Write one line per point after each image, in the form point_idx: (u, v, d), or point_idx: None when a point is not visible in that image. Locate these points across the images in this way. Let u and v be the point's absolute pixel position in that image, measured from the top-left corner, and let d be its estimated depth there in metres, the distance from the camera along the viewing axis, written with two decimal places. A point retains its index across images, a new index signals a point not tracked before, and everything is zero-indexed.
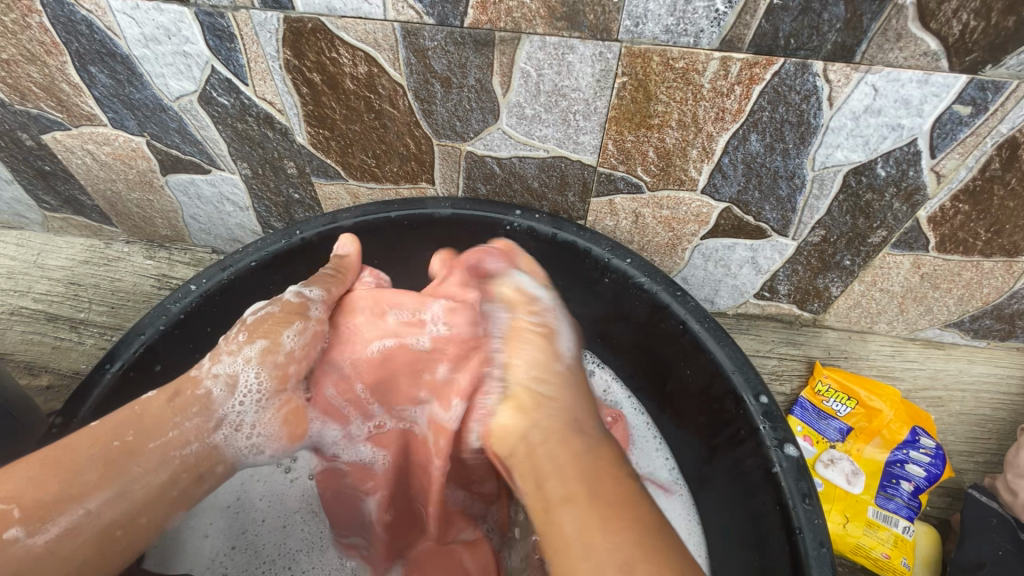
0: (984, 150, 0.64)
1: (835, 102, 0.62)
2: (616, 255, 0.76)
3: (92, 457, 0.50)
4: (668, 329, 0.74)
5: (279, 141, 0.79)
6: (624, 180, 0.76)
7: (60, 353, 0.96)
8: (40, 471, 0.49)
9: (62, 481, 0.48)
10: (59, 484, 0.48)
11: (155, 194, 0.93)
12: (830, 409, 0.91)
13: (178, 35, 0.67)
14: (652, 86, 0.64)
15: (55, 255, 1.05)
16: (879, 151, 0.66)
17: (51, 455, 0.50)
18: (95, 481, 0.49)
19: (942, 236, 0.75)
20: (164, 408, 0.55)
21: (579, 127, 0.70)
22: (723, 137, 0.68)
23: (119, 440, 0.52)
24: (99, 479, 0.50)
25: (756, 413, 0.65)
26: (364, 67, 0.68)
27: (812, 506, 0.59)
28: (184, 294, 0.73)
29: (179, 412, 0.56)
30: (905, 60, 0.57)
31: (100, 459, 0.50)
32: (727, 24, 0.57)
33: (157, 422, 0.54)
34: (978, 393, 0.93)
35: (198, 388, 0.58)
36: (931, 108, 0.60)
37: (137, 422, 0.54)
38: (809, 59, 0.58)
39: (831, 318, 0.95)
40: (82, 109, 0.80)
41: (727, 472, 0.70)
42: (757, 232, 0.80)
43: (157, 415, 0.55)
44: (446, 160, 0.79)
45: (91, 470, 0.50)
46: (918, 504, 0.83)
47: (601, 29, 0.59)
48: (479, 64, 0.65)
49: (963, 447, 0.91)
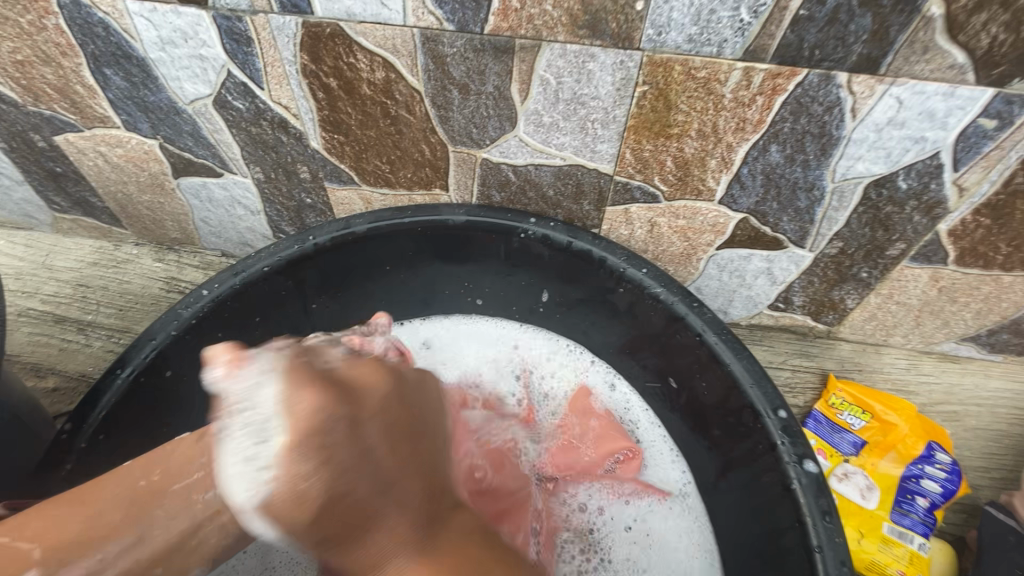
0: (1008, 164, 0.63)
1: (858, 113, 0.61)
2: (631, 265, 0.75)
3: (118, 497, 0.54)
4: (684, 340, 0.73)
5: (293, 146, 0.79)
6: (641, 189, 0.75)
7: (67, 355, 0.95)
8: (71, 507, 0.52)
9: (86, 521, 0.51)
10: (82, 524, 0.51)
11: (166, 196, 0.93)
12: (844, 422, 0.90)
13: (195, 39, 0.67)
14: (673, 95, 0.63)
15: (64, 256, 1.04)
16: (901, 164, 0.65)
17: (85, 493, 0.54)
18: (118, 522, 0.52)
19: (962, 249, 0.75)
20: (190, 447, 0.57)
21: (597, 135, 0.69)
22: (743, 148, 0.68)
23: (145, 482, 0.55)
24: (120, 523, 0.52)
25: (774, 428, 0.63)
26: (381, 73, 0.67)
27: (833, 523, 0.58)
28: (195, 298, 0.72)
29: (204, 452, 0.56)
30: (931, 73, 0.56)
31: (126, 500, 0.54)
32: (752, 35, 0.56)
33: (182, 464, 0.56)
34: (993, 408, 0.92)
35: None
36: (955, 122, 0.60)
37: (163, 462, 0.56)
38: (833, 70, 0.58)
39: (845, 330, 0.94)
40: (96, 111, 0.79)
41: (743, 486, 0.69)
42: (774, 243, 0.79)
43: (184, 455, 0.56)
44: (461, 167, 0.78)
45: (113, 512, 0.53)
46: (933, 521, 0.82)
47: (624, 37, 0.59)
48: (498, 71, 0.64)
49: (979, 463, 0.90)
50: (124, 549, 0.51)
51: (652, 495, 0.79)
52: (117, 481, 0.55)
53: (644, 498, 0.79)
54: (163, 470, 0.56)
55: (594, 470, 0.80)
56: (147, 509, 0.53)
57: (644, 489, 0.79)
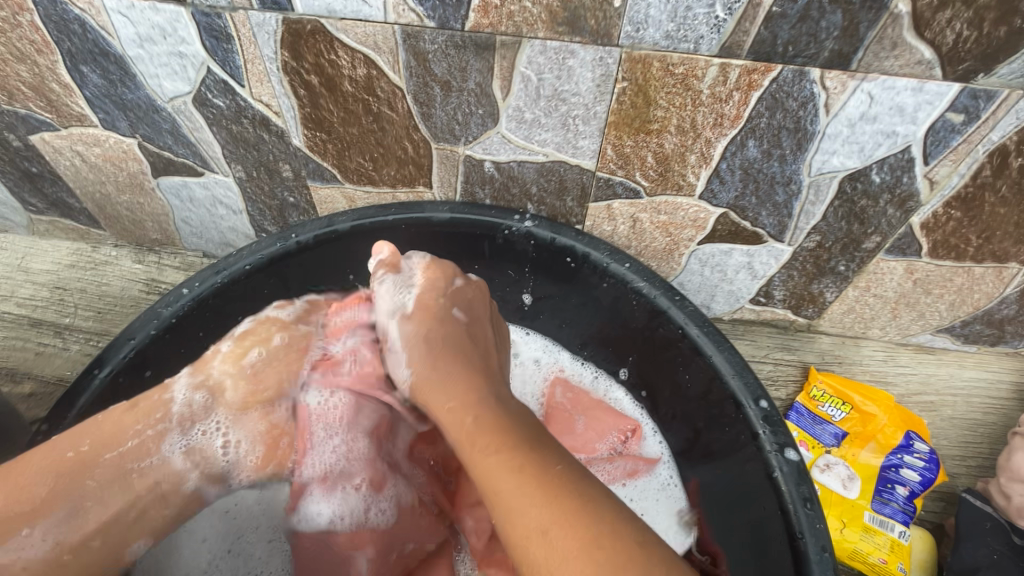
0: (976, 157, 0.65)
1: (831, 108, 0.62)
2: (614, 259, 0.75)
3: (53, 488, 0.51)
4: (667, 333, 0.74)
5: (275, 144, 0.79)
6: (622, 185, 0.76)
7: (44, 359, 0.93)
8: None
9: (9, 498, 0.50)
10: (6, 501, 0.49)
11: (146, 197, 0.92)
12: (825, 413, 0.92)
13: (173, 35, 0.66)
14: (652, 91, 0.64)
15: (40, 258, 1.02)
16: (874, 158, 0.67)
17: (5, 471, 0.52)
18: (54, 500, 0.50)
19: (935, 242, 0.76)
20: (124, 417, 0.56)
21: (579, 131, 0.70)
22: (721, 143, 0.69)
23: (72, 451, 0.53)
24: (46, 494, 0.50)
25: (756, 418, 0.64)
26: (363, 70, 0.67)
27: (813, 510, 0.59)
28: (176, 297, 0.71)
29: (143, 417, 0.57)
30: (900, 68, 0.58)
31: (62, 487, 0.51)
32: (727, 31, 0.58)
33: (114, 431, 0.55)
34: (969, 397, 0.94)
35: (163, 393, 0.59)
36: (924, 116, 0.62)
37: (93, 431, 0.55)
38: (806, 66, 0.59)
39: (826, 323, 0.96)
40: (72, 109, 0.78)
41: (724, 476, 0.71)
42: (754, 237, 0.80)
43: (116, 423, 0.56)
44: (444, 164, 0.78)
45: (38, 486, 0.50)
46: (912, 509, 0.84)
47: (603, 34, 0.60)
48: (479, 68, 0.65)
49: (956, 451, 0.92)
50: (84, 515, 0.52)
51: (641, 474, 0.81)
52: (53, 458, 0.52)
53: (634, 477, 0.81)
54: (94, 445, 0.54)
55: (583, 447, 0.83)
56: (95, 474, 0.52)
57: (632, 466, 0.81)
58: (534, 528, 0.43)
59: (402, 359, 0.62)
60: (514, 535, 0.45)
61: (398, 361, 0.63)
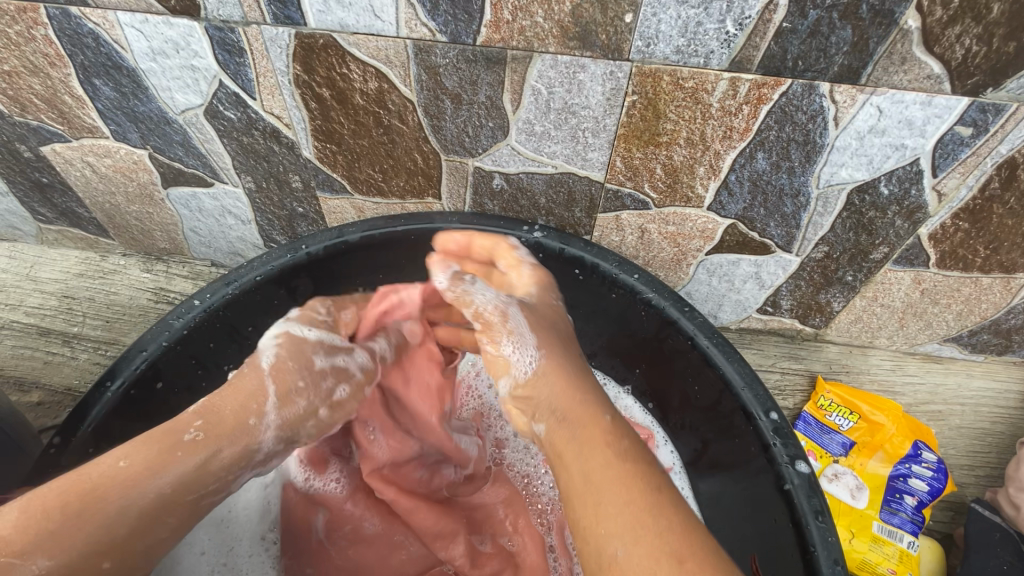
0: (985, 170, 0.65)
1: (841, 121, 0.63)
2: (623, 270, 0.75)
3: (117, 503, 0.46)
4: (676, 344, 0.74)
5: (285, 155, 0.79)
6: (631, 196, 0.76)
7: (52, 368, 0.93)
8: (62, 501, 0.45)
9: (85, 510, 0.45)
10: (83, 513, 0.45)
11: (155, 207, 0.92)
12: (833, 423, 0.92)
13: (187, 49, 0.67)
14: (662, 104, 0.64)
15: (49, 267, 1.02)
16: (883, 170, 0.67)
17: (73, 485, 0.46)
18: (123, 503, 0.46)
19: (943, 252, 0.77)
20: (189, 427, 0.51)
21: (588, 144, 0.70)
22: (730, 155, 0.69)
23: (126, 463, 0.47)
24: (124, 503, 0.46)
25: (766, 430, 0.64)
26: (374, 83, 0.68)
27: (825, 523, 0.59)
28: (187, 309, 0.71)
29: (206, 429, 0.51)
30: (909, 83, 0.58)
31: (125, 504, 0.46)
32: (737, 46, 0.58)
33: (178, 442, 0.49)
34: (977, 407, 0.94)
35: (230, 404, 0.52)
36: (933, 129, 0.62)
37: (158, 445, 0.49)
38: (816, 80, 0.60)
39: (832, 333, 0.96)
40: (84, 121, 0.79)
41: (734, 487, 0.70)
42: (762, 248, 0.81)
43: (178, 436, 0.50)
44: (453, 175, 0.79)
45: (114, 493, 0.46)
46: (921, 519, 0.84)
47: (613, 48, 0.60)
48: (490, 81, 0.65)
49: (964, 461, 0.92)
50: (136, 536, 0.47)
51: None
52: (107, 478, 0.46)
53: None
54: (149, 463, 0.48)
55: None
56: (153, 490, 0.47)
57: None
58: (643, 515, 0.46)
59: (523, 344, 0.57)
60: (598, 525, 0.47)
61: (509, 347, 0.56)
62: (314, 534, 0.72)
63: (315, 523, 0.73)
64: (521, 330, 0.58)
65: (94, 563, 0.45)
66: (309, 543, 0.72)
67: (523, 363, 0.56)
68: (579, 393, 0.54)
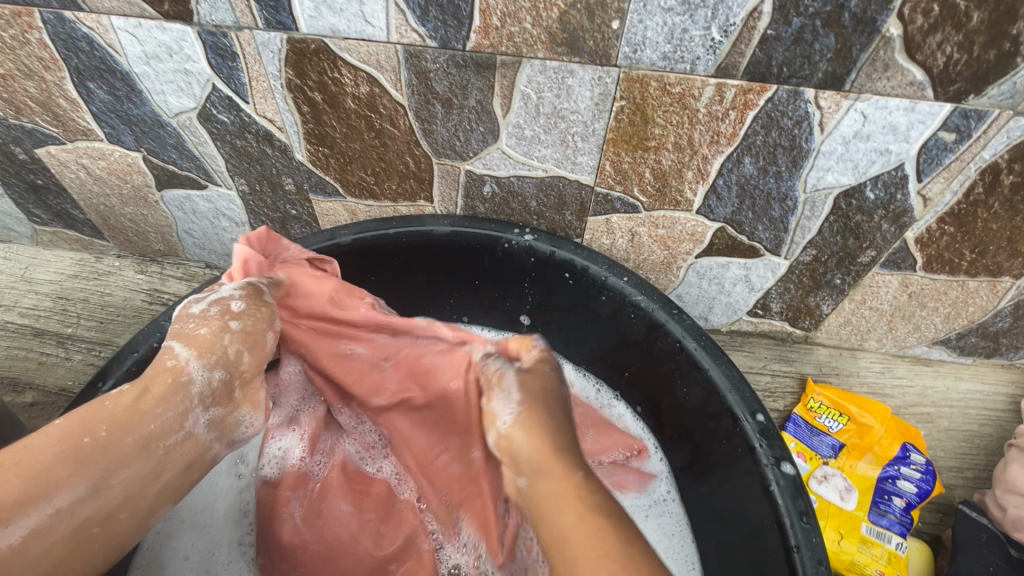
0: (968, 175, 0.66)
1: (826, 127, 0.64)
2: (612, 273, 0.76)
3: (57, 456, 0.45)
4: (665, 347, 0.74)
5: (278, 158, 0.80)
6: (621, 200, 0.77)
7: (46, 369, 0.94)
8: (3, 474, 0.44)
9: (26, 479, 0.43)
10: (23, 483, 0.43)
11: (150, 209, 0.93)
12: (822, 425, 0.93)
13: (180, 54, 0.67)
14: (649, 109, 0.65)
15: (44, 268, 1.03)
16: (868, 175, 0.68)
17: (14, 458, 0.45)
18: (67, 476, 0.44)
19: (930, 256, 0.77)
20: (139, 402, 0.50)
21: (578, 148, 0.71)
22: (718, 160, 0.70)
23: (58, 419, 0.47)
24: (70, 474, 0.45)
25: (752, 432, 0.65)
26: (365, 87, 0.68)
27: (809, 524, 0.59)
28: (179, 310, 0.72)
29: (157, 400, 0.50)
30: (892, 89, 0.59)
31: (65, 455, 0.45)
32: (723, 52, 0.59)
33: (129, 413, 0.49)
34: (965, 409, 0.95)
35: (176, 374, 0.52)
36: (917, 135, 0.63)
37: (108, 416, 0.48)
38: (801, 86, 0.60)
39: (822, 335, 0.96)
40: (78, 124, 0.79)
41: (721, 489, 0.71)
42: (751, 251, 0.81)
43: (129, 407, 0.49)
44: (445, 179, 0.79)
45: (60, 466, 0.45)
46: (910, 521, 0.84)
47: (601, 54, 0.61)
48: (480, 86, 0.66)
49: (952, 463, 0.92)
50: (94, 482, 0.45)
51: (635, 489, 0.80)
52: (44, 435, 0.46)
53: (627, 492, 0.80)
54: (81, 414, 0.48)
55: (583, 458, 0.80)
56: (90, 435, 0.47)
57: (627, 480, 0.80)
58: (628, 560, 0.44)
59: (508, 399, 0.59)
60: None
61: (498, 401, 0.59)
62: (291, 520, 0.64)
63: (290, 509, 0.65)
64: (510, 388, 0.60)
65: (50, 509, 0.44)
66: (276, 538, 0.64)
67: (505, 414, 0.58)
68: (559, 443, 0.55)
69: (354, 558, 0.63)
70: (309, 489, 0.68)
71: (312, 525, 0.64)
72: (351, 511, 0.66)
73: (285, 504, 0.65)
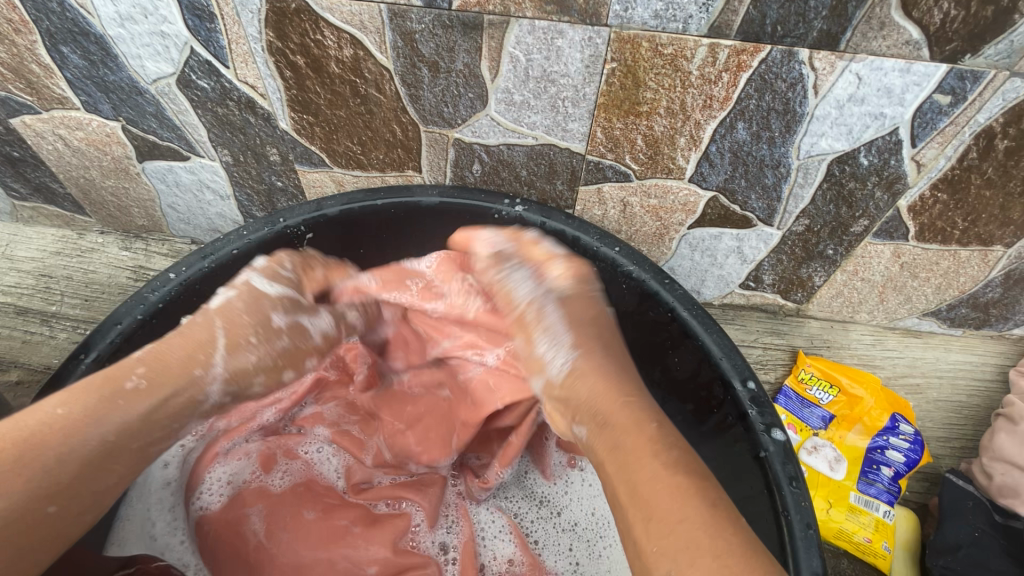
0: (963, 140, 0.65)
1: (820, 89, 0.62)
2: (604, 243, 0.75)
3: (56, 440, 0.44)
4: (657, 317, 0.74)
5: (261, 127, 0.78)
6: (612, 168, 0.76)
7: (31, 347, 0.92)
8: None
9: (37, 463, 0.43)
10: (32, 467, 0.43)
11: (131, 182, 0.90)
12: (813, 397, 0.93)
13: (156, 14, 0.65)
14: (641, 72, 0.64)
15: (24, 245, 1.00)
16: (862, 140, 0.67)
17: (17, 444, 0.43)
18: (59, 459, 0.44)
19: (922, 225, 0.77)
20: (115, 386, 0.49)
21: (568, 114, 0.70)
22: (711, 126, 0.69)
23: (64, 410, 0.46)
24: (67, 453, 0.44)
25: (744, 399, 0.65)
26: (349, 50, 0.66)
27: (799, 488, 0.60)
28: (163, 282, 0.70)
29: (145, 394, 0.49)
30: (888, 49, 0.58)
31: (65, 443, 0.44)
32: (716, 10, 0.57)
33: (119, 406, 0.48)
34: (954, 380, 0.96)
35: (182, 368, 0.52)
36: (912, 97, 0.62)
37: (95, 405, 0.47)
38: (795, 47, 0.59)
39: (814, 308, 0.96)
40: (53, 91, 0.77)
41: (710, 458, 0.71)
42: (743, 221, 0.81)
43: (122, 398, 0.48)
44: (433, 147, 0.78)
45: (65, 453, 0.44)
46: (897, 489, 0.85)
47: (591, 13, 0.59)
48: (467, 48, 0.64)
49: (941, 433, 0.93)
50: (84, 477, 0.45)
51: None
52: (44, 426, 0.44)
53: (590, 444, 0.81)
54: (89, 406, 0.47)
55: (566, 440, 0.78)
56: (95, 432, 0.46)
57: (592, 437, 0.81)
58: (700, 532, 0.42)
59: (556, 342, 0.57)
60: (651, 538, 0.43)
61: (543, 345, 0.57)
62: (252, 538, 0.62)
63: (251, 525, 0.63)
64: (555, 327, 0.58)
65: (40, 506, 0.43)
66: (246, 551, 0.61)
67: (557, 362, 0.56)
68: (617, 394, 0.52)
69: (330, 563, 0.61)
70: (267, 499, 0.65)
71: (277, 539, 0.62)
72: (319, 517, 0.64)
73: (243, 520, 0.63)
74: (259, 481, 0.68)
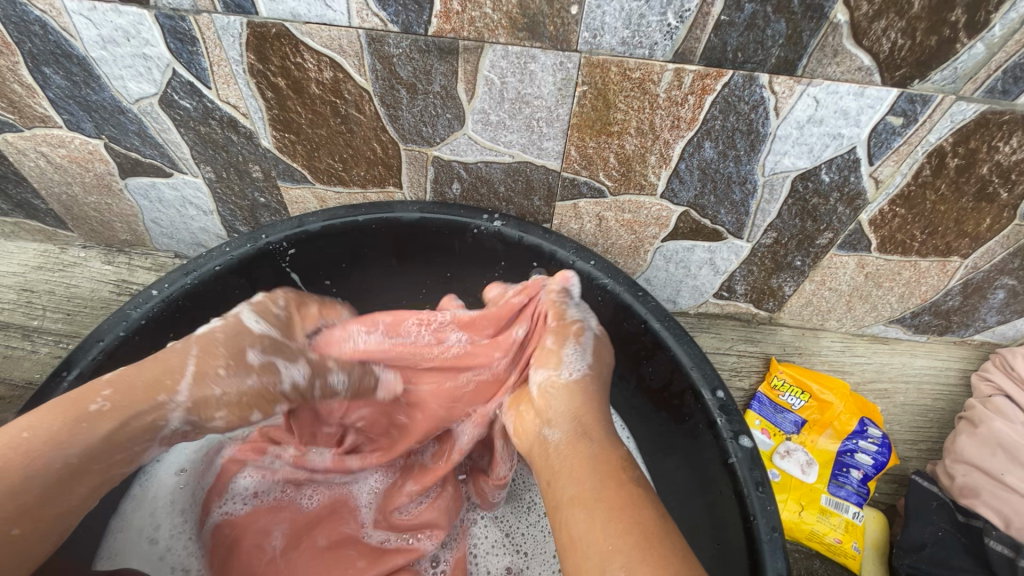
0: (916, 158, 0.69)
1: (781, 111, 0.65)
2: (580, 257, 0.78)
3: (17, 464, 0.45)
4: (631, 328, 0.76)
5: (244, 145, 0.79)
6: (587, 184, 0.78)
7: (13, 362, 0.92)
8: None
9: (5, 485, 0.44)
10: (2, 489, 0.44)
11: (113, 197, 0.91)
12: (785, 402, 0.96)
13: (138, 38, 0.66)
14: (611, 94, 0.66)
15: (5, 261, 1.00)
16: (823, 158, 0.70)
17: None
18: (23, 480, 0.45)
19: (883, 237, 0.81)
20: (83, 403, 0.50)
21: (543, 133, 0.72)
22: (679, 145, 0.71)
23: (29, 433, 0.47)
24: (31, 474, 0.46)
25: (713, 408, 0.67)
26: (329, 73, 0.68)
27: (765, 493, 0.62)
28: (145, 299, 0.71)
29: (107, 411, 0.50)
30: (842, 74, 0.61)
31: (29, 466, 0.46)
32: (679, 38, 0.60)
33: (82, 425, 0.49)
34: (919, 384, 0.99)
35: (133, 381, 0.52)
36: (867, 119, 0.65)
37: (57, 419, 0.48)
38: (756, 72, 0.62)
39: (785, 316, 1.00)
40: (35, 110, 0.78)
41: (684, 464, 0.74)
42: (714, 235, 0.84)
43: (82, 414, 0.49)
44: (413, 165, 0.80)
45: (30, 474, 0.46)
46: (866, 491, 0.89)
47: (561, 39, 0.62)
48: (443, 71, 0.66)
49: (907, 436, 0.97)
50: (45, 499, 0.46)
51: None
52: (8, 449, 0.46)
53: None
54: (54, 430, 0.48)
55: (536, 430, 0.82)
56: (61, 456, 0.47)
57: None
58: (650, 533, 0.46)
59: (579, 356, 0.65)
60: (606, 536, 0.46)
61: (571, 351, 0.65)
62: (268, 553, 0.67)
63: (270, 541, 0.68)
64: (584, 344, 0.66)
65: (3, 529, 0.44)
66: (259, 565, 0.66)
67: (573, 365, 0.63)
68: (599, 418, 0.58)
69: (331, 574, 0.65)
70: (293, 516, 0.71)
71: (289, 557, 0.67)
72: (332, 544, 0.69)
73: (265, 535, 0.68)
74: (289, 496, 0.73)
